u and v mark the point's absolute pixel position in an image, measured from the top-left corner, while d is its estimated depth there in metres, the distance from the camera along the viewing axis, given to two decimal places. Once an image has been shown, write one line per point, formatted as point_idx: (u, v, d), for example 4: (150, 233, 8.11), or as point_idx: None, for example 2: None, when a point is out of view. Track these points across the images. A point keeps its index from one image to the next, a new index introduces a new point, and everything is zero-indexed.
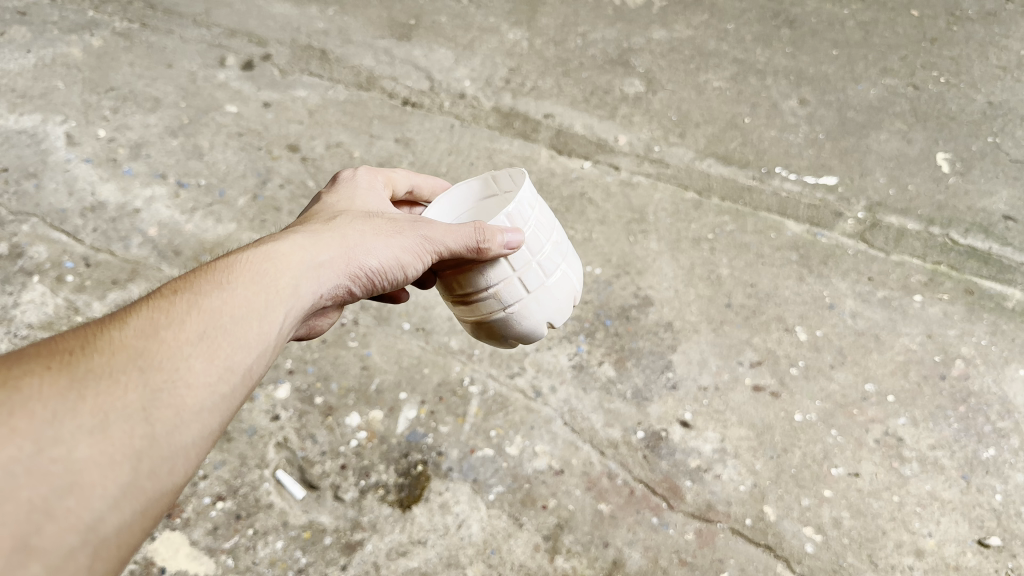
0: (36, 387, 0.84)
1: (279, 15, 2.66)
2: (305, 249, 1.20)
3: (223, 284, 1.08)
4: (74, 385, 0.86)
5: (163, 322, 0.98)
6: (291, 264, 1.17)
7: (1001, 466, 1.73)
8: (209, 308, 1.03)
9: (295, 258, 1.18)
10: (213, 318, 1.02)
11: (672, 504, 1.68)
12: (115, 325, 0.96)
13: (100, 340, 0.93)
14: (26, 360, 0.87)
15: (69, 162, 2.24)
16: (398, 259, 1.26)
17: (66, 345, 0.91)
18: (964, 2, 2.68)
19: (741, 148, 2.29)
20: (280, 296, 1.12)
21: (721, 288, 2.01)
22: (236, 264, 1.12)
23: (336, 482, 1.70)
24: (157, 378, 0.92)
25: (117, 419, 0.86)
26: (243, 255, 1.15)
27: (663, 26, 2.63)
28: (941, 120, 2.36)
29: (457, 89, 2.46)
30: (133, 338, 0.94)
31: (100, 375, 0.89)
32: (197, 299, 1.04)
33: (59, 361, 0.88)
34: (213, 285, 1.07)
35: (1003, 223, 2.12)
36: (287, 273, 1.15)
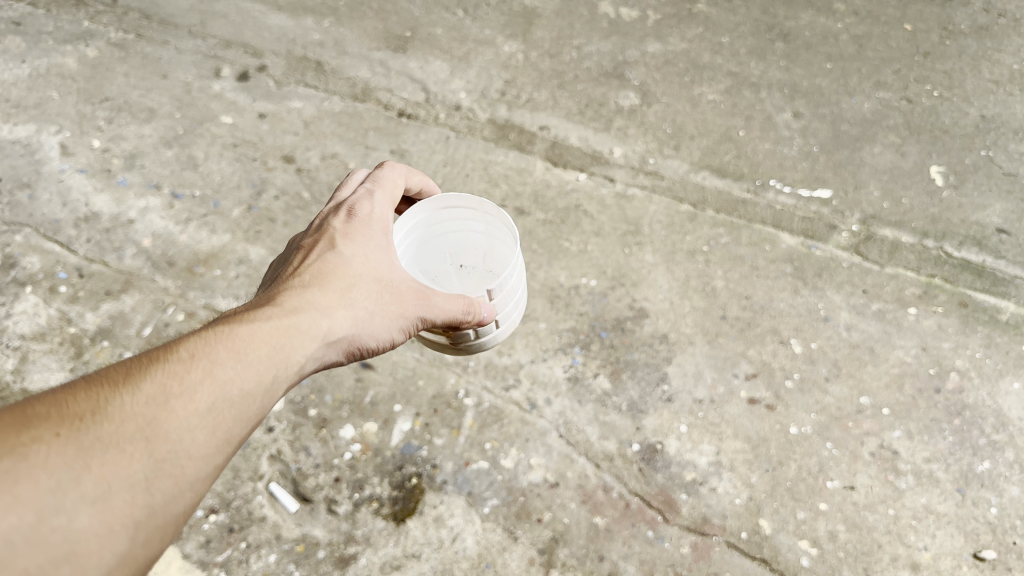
0: (44, 454, 0.84)
1: (275, 26, 2.66)
2: (319, 323, 1.19)
3: (237, 354, 1.07)
4: (81, 453, 0.87)
5: (174, 392, 0.98)
6: (304, 338, 1.16)
7: (996, 479, 1.73)
8: (221, 380, 1.03)
9: (308, 332, 1.17)
10: (223, 393, 1.02)
11: (668, 518, 1.67)
12: (126, 387, 0.96)
13: (112, 407, 0.93)
14: (35, 420, 0.87)
15: (62, 172, 2.24)
16: (390, 342, 1.29)
17: (78, 407, 0.91)
18: (956, 17, 2.70)
19: (735, 161, 2.30)
20: (287, 375, 1.12)
21: (716, 300, 2.01)
22: (251, 332, 1.11)
23: (330, 495, 1.69)
24: (162, 450, 0.93)
25: (120, 488, 0.88)
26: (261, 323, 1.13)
27: (657, 39, 2.64)
28: (935, 133, 2.37)
29: (453, 101, 2.47)
30: (143, 408, 0.94)
31: (107, 445, 0.90)
32: (210, 369, 1.03)
33: (69, 426, 0.88)
34: (227, 355, 1.06)
35: (997, 236, 2.13)
36: (300, 349, 1.14)
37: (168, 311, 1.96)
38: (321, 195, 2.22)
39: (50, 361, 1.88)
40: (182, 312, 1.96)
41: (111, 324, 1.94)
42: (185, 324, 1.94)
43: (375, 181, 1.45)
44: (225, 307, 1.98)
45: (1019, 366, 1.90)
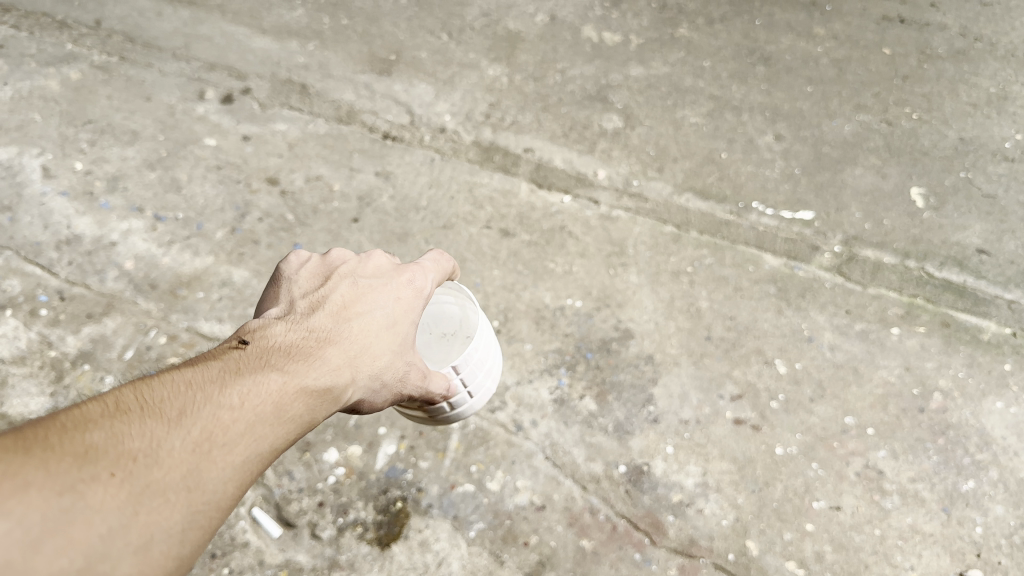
0: (98, 497, 0.78)
1: (259, 50, 2.67)
2: (352, 381, 1.13)
3: (280, 408, 1.00)
4: (131, 499, 0.80)
5: (218, 443, 0.91)
6: (333, 396, 1.09)
7: (980, 498, 1.74)
8: (261, 435, 0.96)
9: (339, 391, 1.10)
10: (262, 449, 0.96)
11: (655, 540, 1.67)
12: (178, 429, 0.89)
13: (164, 449, 0.86)
14: (93, 456, 0.81)
15: (44, 195, 2.22)
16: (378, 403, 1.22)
17: (131, 445, 0.84)
18: (933, 41, 2.75)
19: (718, 183, 2.32)
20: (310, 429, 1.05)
21: (700, 321, 2.02)
22: (294, 381, 1.04)
23: (314, 520, 1.67)
24: (202, 500, 0.86)
25: (160, 539, 0.81)
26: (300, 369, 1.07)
27: (640, 63, 2.67)
28: (915, 155, 2.40)
29: (437, 124, 2.47)
30: (190, 455, 0.88)
31: (155, 491, 0.83)
32: (253, 424, 0.96)
33: (122, 467, 0.82)
34: (271, 409, 0.99)
35: (977, 257, 2.16)
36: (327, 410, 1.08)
37: (150, 334, 1.94)
38: (305, 218, 2.21)
39: (30, 386, 1.86)
40: (165, 335, 1.94)
41: (92, 348, 1.92)
42: (167, 347, 1.92)
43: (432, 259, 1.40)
44: (208, 330, 1.96)
45: (1001, 386, 1.92)
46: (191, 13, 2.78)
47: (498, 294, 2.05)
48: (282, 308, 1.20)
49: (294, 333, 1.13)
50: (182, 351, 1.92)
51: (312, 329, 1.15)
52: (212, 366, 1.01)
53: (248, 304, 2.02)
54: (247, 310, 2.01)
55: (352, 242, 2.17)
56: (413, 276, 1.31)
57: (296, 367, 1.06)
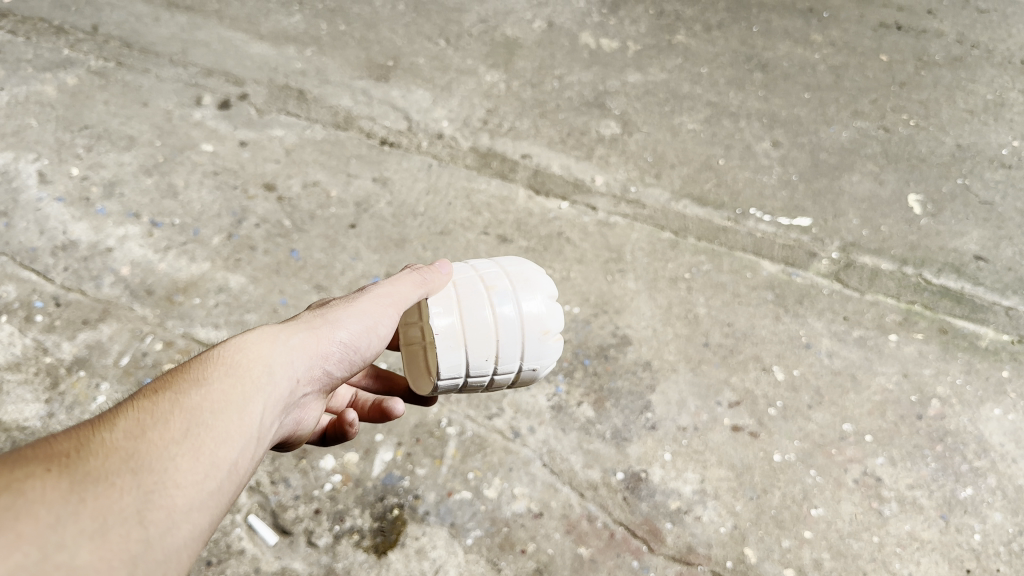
0: (39, 490, 0.81)
1: (257, 55, 2.67)
2: (276, 338, 1.22)
3: (200, 378, 1.07)
4: (75, 487, 0.84)
5: (148, 420, 0.96)
6: (261, 353, 1.17)
7: (978, 506, 1.74)
8: (192, 404, 1.02)
9: (268, 350, 1.19)
10: (199, 414, 1.01)
11: (653, 548, 1.66)
12: (104, 425, 0.94)
13: (93, 443, 0.91)
14: (23, 462, 0.84)
15: (40, 201, 2.21)
16: (362, 326, 1.35)
17: (60, 446, 0.89)
18: (930, 48, 2.75)
19: (715, 189, 2.32)
20: (256, 384, 1.12)
21: (698, 328, 2.01)
22: (211, 358, 1.13)
23: (310, 527, 1.66)
24: (149, 479, 0.90)
25: (115, 522, 0.84)
26: (217, 350, 1.15)
27: (638, 70, 2.67)
28: (912, 161, 2.41)
29: (435, 130, 2.47)
30: (123, 441, 0.92)
31: (96, 478, 0.86)
32: (178, 397, 1.02)
33: (57, 464, 0.85)
34: (190, 381, 1.06)
35: (975, 263, 2.16)
36: (262, 361, 1.16)
37: (146, 340, 1.94)
38: (303, 224, 2.21)
39: (25, 392, 1.85)
40: (161, 341, 1.94)
41: (88, 354, 1.91)
42: (163, 353, 1.92)
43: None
44: (205, 336, 1.96)
45: (999, 393, 1.92)
46: (188, 19, 2.78)
47: None
48: None
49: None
50: (179, 358, 1.91)
51: None
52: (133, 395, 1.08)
53: (245, 310, 2.02)
54: (243, 316, 2.00)
55: (349, 248, 2.16)
56: None
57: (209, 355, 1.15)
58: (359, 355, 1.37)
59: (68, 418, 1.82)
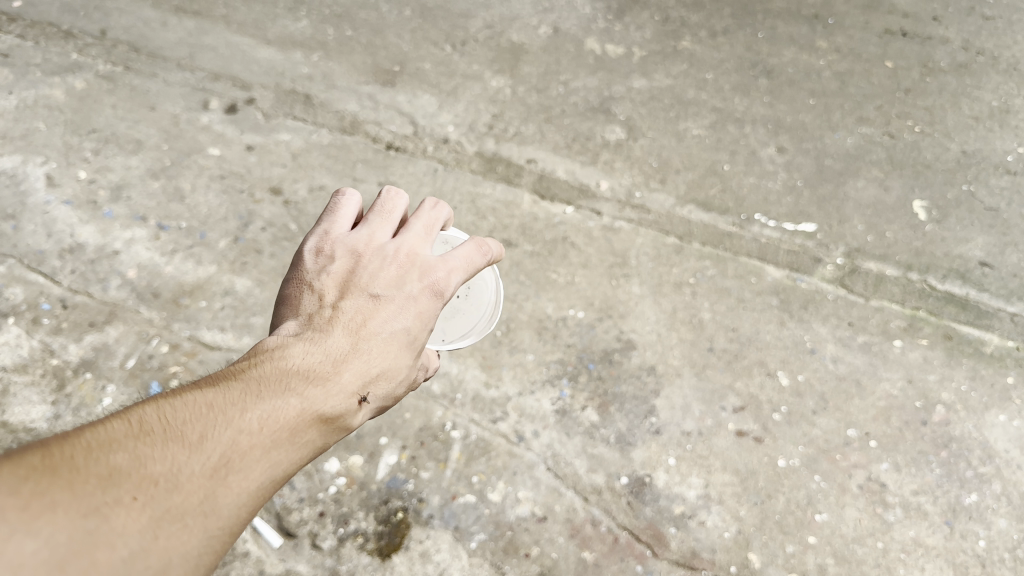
0: (122, 519, 0.79)
1: (264, 60, 2.68)
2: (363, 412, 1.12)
3: (295, 436, 1.00)
4: (152, 523, 0.81)
5: (237, 469, 0.91)
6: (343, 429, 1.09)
7: (983, 512, 1.73)
8: (277, 460, 0.97)
9: (355, 418, 1.10)
10: (276, 475, 0.96)
11: (656, 552, 1.66)
12: (199, 449, 0.90)
13: (183, 473, 0.87)
14: (117, 477, 0.82)
15: (48, 204, 2.22)
16: None
17: (153, 468, 0.85)
18: (936, 54, 2.76)
19: (720, 195, 2.32)
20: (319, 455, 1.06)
21: (703, 332, 2.01)
22: (312, 408, 1.04)
23: (314, 530, 1.66)
24: (217, 526, 0.87)
25: (176, 565, 0.82)
26: (321, 406, 1.05)
27: (643, 75, 2.68)
28: (917, 167, 2.41)
29: (440, 134, 2.48)
30: (208, 480, 0.88)
31: (174, 515, 0.84)
32: (270, 449, 0.96)
33: (145, 491, 0.83)
34: (289, 433, 0.99)
35: (980, 269, 2.16)
36: (339, 434, 1.09)
37: (153, 342, 1.94)
38: (309, 227, 2.22)
39: (32, 394, 1.86)
40: (167, 343, 1.94)
41: (95, 356, 1.92)
42: (169, 356, 1.92)
43: (467, 256, 1.24)
44: (211, 339, 1.97)
45: (1004, 399, 1.91)
46: (195, 24, 2.80)
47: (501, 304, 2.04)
48: (300, 322, 1.16)
49: (311, 357, 1.09)
50: (184, 360, 1.92)
51: (328, 350, 1.11)
52: (231, 386, 1.01)
53: (251, 313, 2.02)
54: (249, 319, 2.01)
55: None
56: (438, 287, 1.20)
57: (313, 393, 1.05)
58: None
59: (73, 420, 1.82)
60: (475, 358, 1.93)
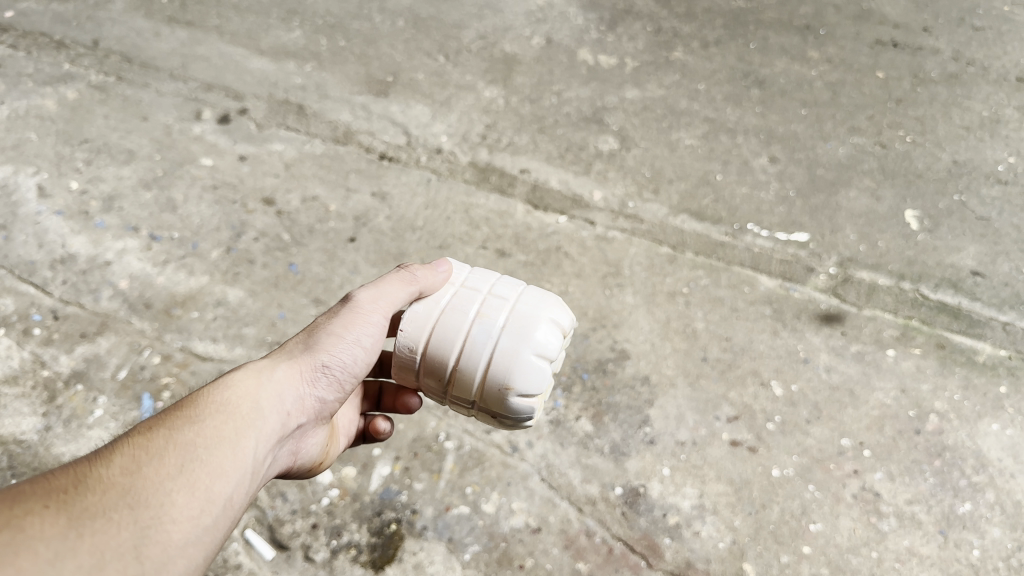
0: (38, 526, 0.90)
1: (257, 70, 2.68)
2: (268, 370, 1.26)
3: (196, 415, 1.14)
4: (72, 523, 0.93)
5: (144, 457, 1.04)
6: (254, 391, 1.22)
7: (977, 521, 1.73)
8: (185, 441, 1.09)
9: (257, 374, 1.25)
10: (191, 449, 1.09)
11: (651, 563, 1.65)
12: (101, 462, 1.02)
13: (92, 480, 0.99)
14: (24, 496, 0.93)
15: (39, 214, 2.21)
16: (355, 349, 1.35)
17: (61, 482, 0.97)
18: (926, 65, 2.78)
19: (713, 205, 2.33)
20: (246, 424, 1.17)
21: (696, 342, 2.02)
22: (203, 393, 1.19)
23: (307, 542, 1.65)
24: (146, 513, 0.99)
25: (111, 557, 0.93)
26: (209, 389, 1.21)
27: (635, 86, 2.69)
28: (909, 177, 2.42)
29: (434, 144, 2.48)
30: (120, 477, 1.01)
31: (94, 513, 0.95)
32: (171, 434, 1.09)
33: (56, 501, 0.94)
34: (187, 420, 1.12)
35: (972, 278, 2.17)
36: (253, 392, 1.21)
37: (144, 353, 1.93)
38: (302, 237, 2.21)
39: (22, 406, 1.85)
40: (158, 354, 1.93)
41: (86, 367, 1.90)
42: (161, 367, 1.91)
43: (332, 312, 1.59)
44: (202, 350, 1.95)
45: (997, 408, 1.92)
46: (188, 34, 2.80)
47: None
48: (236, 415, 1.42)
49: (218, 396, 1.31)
50: (176, 371, 1.91)
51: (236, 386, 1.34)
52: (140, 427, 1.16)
53: (243, 323, 2.01)
54: (241, 329, 2.00)
55: (348, 261, 2.17)
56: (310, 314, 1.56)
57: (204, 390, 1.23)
58: (357, 375, 1.39)
59: (64, 432, 1.81)
60: None
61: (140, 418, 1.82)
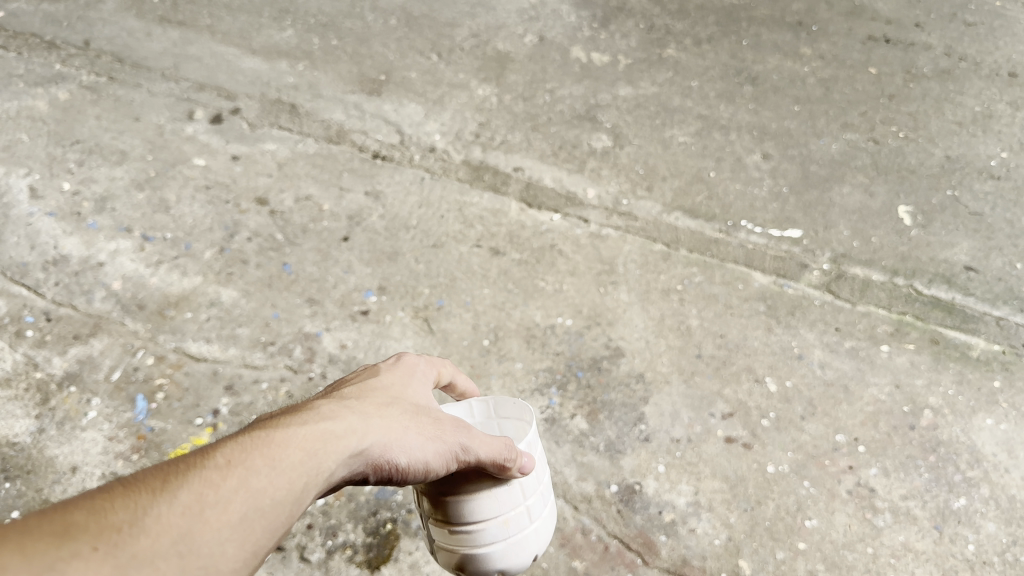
0: (79, 571, 0.70)
1: (249, 69, 2.67)
2: (358, 428, 1.03)
3: (277, 458, 0.91)
4: (116, 573, 0.73)
5: (211, 499, 0.83)
6: (342, 449, 0.99)
7: (972, 516, 1.73)
8: (258, 488, 0.88)
9: (348, 433, 1.01)
10: (259, 502, 0.87)
11: (647, 560, 1.65)
12: (166, 491, 0.81)
13: (150, 515, 0.78)
14: (73, 528, 0.73)
15: (31, 216, 2.20)
16: (426, 465, 1.08)
17: (117, 514, 0.77)
18: (919, 61, 2.78)
19: (707, 202, 2.33)
20: (319, 485, 0.94)
21: (691, 339, 2.02)
22: (288, 430, 0.96)
23: (302, 543, 1.65)
24: (196, 567, 0.79)
25: None
26: (298, 427, 0.97)
27: (628, 83, 2.69)
28: (902, 173, 2.42)
29: (427, 143, 2.48)
30: (180, 519, 0.80)
31: (142, 562, 0.75)
32: (247, 475, 0.88)
33: (105, 538, 0.74)
34: (267, 460, 0.91)
35: (965, 274, 2.17)
36: (338, 453, 0.98)
37: (138, 354, 1.93)
38: (295, 237, 2.21)
39: (15, 408, 1.84)
40: (152, 356, 1.92)
41: (79, 369, 1.90)
42: (155, 368, 1.90)
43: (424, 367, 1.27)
44: (196, 350, 1.94)
45: (991, 403, 1.92)
46: (180, 34, 2.79)
47: (488, 313, 2.05)
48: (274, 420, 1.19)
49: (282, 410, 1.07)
50: (170, 373, 1.90)
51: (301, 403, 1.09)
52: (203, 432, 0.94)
53: (237, 324, 2.00)
54: (235, 330, 1.99)
55: (342, 261, 2.16)
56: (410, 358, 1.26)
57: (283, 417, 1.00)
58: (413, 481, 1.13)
59: (57, 434, 1.80)
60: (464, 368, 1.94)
61: (134, 419, 1.82)
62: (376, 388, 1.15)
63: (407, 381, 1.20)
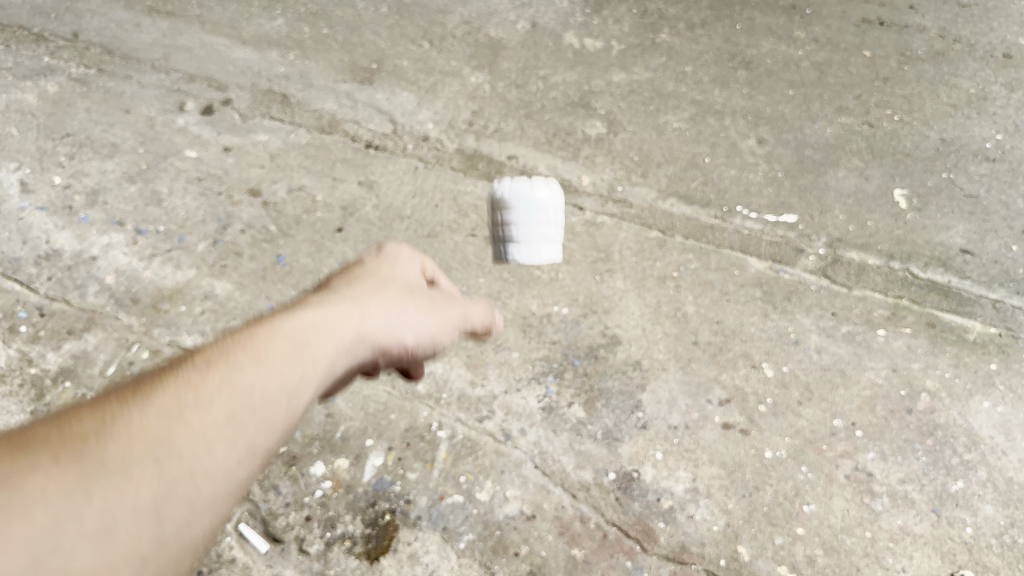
0: (37, 484, 0.69)
1: (239, 60, 2.65)
2: (339, 322, 1.01)
3: (255, 353, 0.88)
4: (80, 482, 0.70)
5: (189, 401, 0.79)
6: (325, 337, 0.96)
7: (970, 499, 1.74)
8: (242, 382, 0.84)
9: (324, 330, 0.97)
10: (250, 400, 0.82)
11: (645, 547, 1.65)
12: (136, 398, 0.79)
13: (121, 422, 0.76)
14: (31, 444, 0.73)
15: (22, 210, 2.19)
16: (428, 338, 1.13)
17: (84, 425, 0.75)
18: (913, 43, 2.77)
19: (701, 188, 2.32)
20: (311, 369, 0.91)
21: (687, 326, 2.01)
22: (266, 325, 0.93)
23: (301, 535, 1.64)
24: (181, 466, 0.75)
25: (127, 521, 0.70)
26: (272, 321, 0.95)
27: (622, 69, 2.67)
28: (897, 156, 2.42)
29: (420, 132, 2.47)
30: (159, 419, 0.77)
31: (112, 466, 0.72)
32: (222, 374, 0.84)
33: (64, 451, 0.72)
34: (249, 354, 0.88)
35: (961, 257, 2.17)
36: (322, 346, 0.95)
37: (133, 349, 1.91)
38: (289, 228, 2.19)
39: (10, 405, 1.83)
40: (147, 350, 1.91)
41: (73, 364, 1.88)
42: (150, 362, 1.89)
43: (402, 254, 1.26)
44: (191, 343, 1.93)
45: (988, 385, 1.92)
46: (169, 25, 2.77)
47: (484, 303, 2.04)
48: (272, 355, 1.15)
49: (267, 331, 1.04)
50: None
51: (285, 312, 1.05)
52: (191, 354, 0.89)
53: (231, 316, 1.99)
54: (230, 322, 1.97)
55: (336, 252, 2.15)
56: (392, 254, 1.25)
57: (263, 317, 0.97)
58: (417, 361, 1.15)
59: None
60: (460, 357, 1.93)
61: None
62: (356, 281, 1.16)
63: (393, 264, 1.24)
